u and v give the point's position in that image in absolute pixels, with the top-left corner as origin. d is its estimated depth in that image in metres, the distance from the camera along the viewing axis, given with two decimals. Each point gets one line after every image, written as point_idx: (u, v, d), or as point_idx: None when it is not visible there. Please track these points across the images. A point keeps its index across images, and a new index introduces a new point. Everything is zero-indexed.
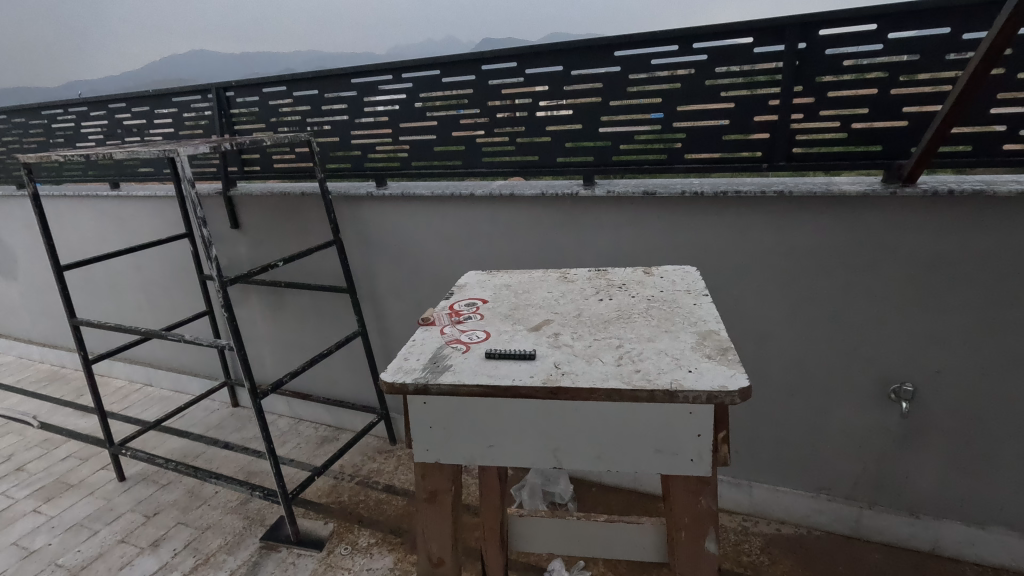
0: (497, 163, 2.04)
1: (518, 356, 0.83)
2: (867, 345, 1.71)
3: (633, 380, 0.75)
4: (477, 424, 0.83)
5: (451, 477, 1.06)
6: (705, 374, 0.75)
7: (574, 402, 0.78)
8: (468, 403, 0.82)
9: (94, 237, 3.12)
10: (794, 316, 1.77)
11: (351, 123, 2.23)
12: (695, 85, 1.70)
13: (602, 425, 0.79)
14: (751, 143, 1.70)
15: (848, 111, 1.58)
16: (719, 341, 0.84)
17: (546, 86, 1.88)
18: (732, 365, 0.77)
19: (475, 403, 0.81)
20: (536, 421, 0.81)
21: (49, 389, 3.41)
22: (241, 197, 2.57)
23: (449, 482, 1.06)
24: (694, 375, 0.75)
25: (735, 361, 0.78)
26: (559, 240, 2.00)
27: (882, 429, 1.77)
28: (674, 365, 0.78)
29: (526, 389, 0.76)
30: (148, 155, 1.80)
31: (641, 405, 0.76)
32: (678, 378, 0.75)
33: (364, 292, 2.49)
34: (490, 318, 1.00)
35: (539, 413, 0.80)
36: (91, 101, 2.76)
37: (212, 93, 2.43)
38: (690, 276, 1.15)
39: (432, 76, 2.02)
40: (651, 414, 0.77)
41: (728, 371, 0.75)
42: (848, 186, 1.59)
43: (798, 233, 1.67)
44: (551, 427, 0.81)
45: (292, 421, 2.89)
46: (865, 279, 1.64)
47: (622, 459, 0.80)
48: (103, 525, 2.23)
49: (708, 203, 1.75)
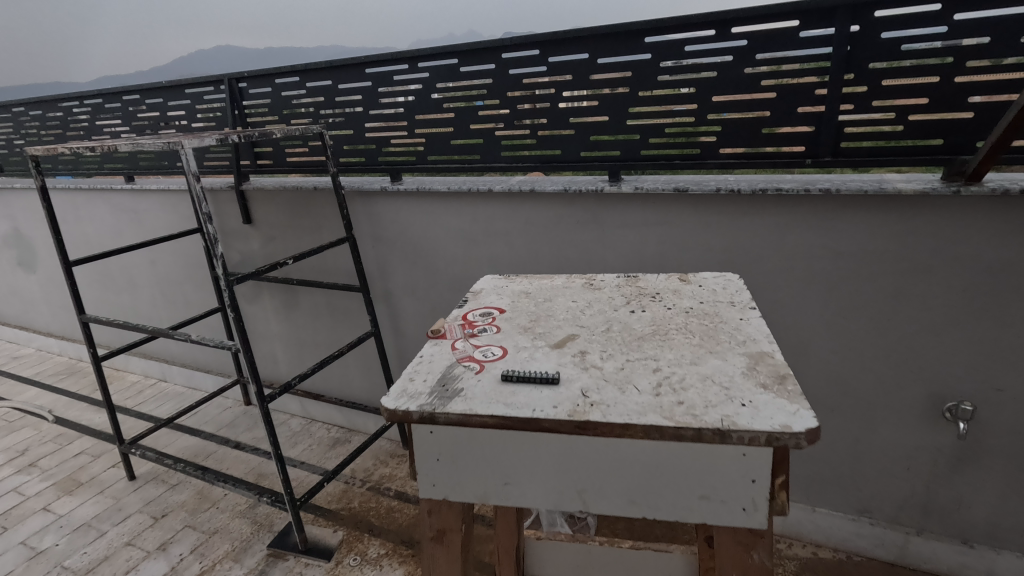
0: (517, 157, 1.93)
1: (542, 380, 0.72)
2: (919, 357, 1.55)
3: (675, 417, 0.63)
4: (487, 456, 0.72)
5: (460, 515, 0.96)
6: (763, 411, 0.63)
7: (600, 439, 0.67)
8: (476, 435, 0.71)
9: (109, 230, 3.09)
10: (836, 326, 1.62)
11: (365, 114, 2.13)
12: (733, 73, 1.57)
13: (632, 465, 0.68)
14: (793, 137, 1.56)
15: (905, 101, 1.43)
16: (773, 367, 0.72)
17: (570, 75, 1.76)
18: (793, 399, 0.65)
19: (484, 435, 0.71)
20: (557, 454, 0.70)
21: (65, 383, 3.41)
22: (253, 192, 2.51)
23: (457, 520, 0.96)
24: (749, 411, 0.63)
25: (796, 392, 0.66)
26: (582, 239, 1.87)
27: (935, 450, 1.61)
28: (724, 397, 0.66)
29: (548, 423, 0.65)
30: (153, 146, 1.71)
31: (683, 445, 0.65)
32: (729, 415, 0.63)
33: (377, 290, 2.40)
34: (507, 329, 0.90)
35: (561, 449, 0.69)
36: (106, 92, 2.72)
37: (225, 84, 2.36)
38: (733, 283, 1.02)
39: (450, 65, 1.91)
40: (696, 454, 0.65)
41: (789, 407, 0.63)
42: (903, 183, 1.43)
43: (844, 235, 1.52)
44: (573, 466, 0.70)
45: (304, 421, 2.83)
46: (920, 286, 1.49)
47: (656, 506, 0.68)
48: (111, 526, 2.19)
49: (745, 202, 1.61)
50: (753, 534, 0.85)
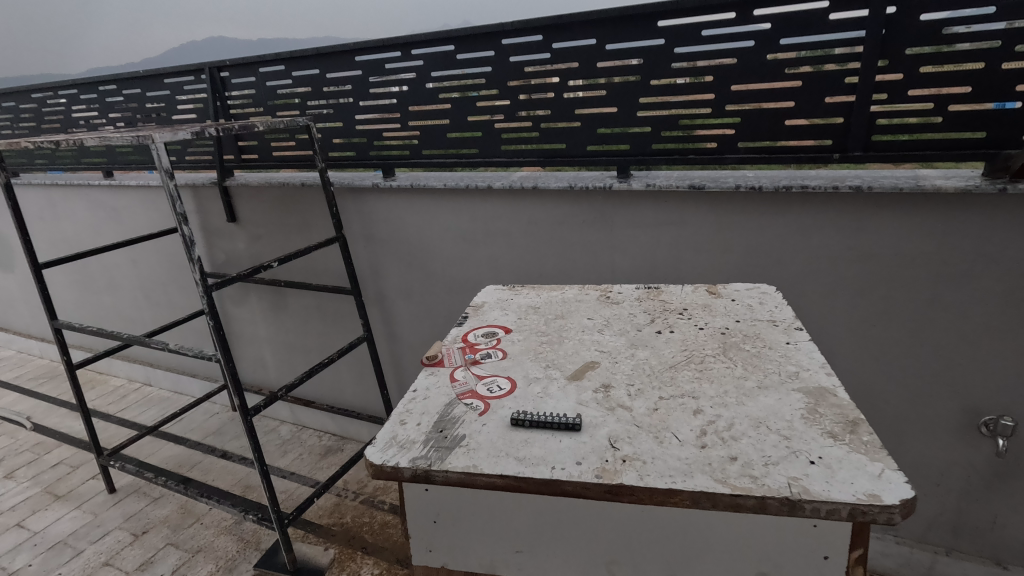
0: (518, 152, 1.80)
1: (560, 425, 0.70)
2: (954, 368, 1.44)
3: (731, 481, 0.59)
4: (485, 520, 0.79)
5: None
6: (842, 475, 0.59)
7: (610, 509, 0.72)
8: (472, 496, 0.78)
9: (88, 228, 2.94)
10: (864, 334, 1.51)
11: (355, 105, 1.99)
12: (754, 60, 1.44)
13: (642, 535, 0.73)
14: (820, 130, 1.44)
15: (945, 90, 1.31)
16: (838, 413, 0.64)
17: (576, 63, 1.63)
18: (874, 456, 0.61)
19: (479, 497, 0.78)
20: (560, 522, 0.75)
21: (45, 387, 3.26)
22: (237, 188, 2.36)
23: None
24: (826, 476, 0.59)
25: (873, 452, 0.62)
26: (588, 239, 1.75)
27: (969, 466, 1.51)
28: (788, 453, 0.63)
29: (577, 488, 0.62)
30: (121, 140, 1.57)
31: (744, 518, 0.68)
32: (799, 478, 0.59)
33: (370, 293, 2.27)
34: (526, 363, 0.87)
35: (567, 517, 0.75)
36: (81, 82, 2.56)
37: (206, 73, 2.20)
38: (769, 298, 1.01)
39: (446, 52, 1.77)
40: (750, 526, 0.69)
41: (873, 470, 0.59)
42: (942, 180, 1.31)
43: (876, 236, 1.40)
44: (581, 534, 0.75)
45: (294, 428, 2.71)
46: (957, 292, 1.37)
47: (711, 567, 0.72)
48: (88, 544, 2.06)
49: (767, 200, 1.48)
50: None
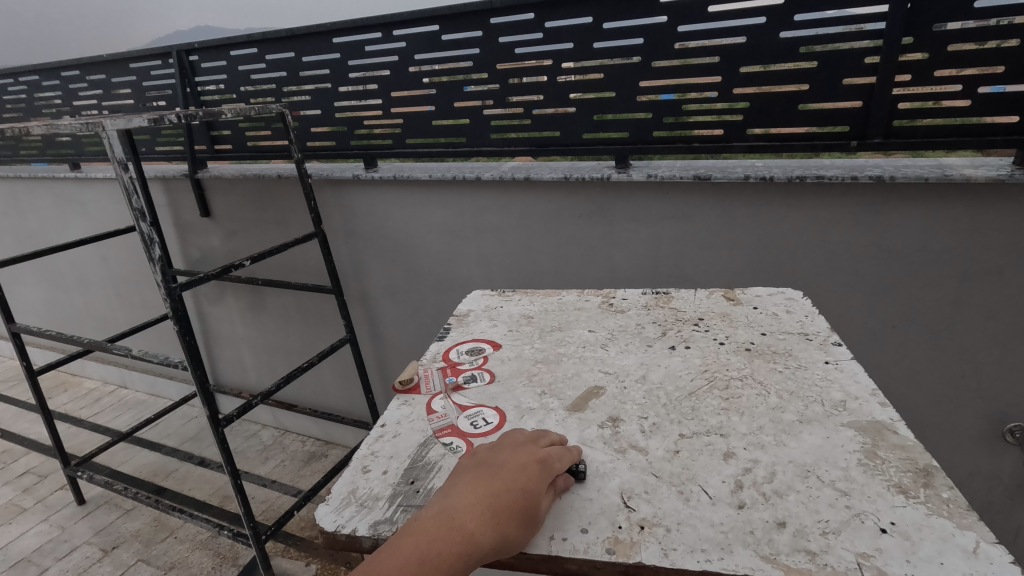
0: (509, 141, 1.68)
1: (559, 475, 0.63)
2: (980, 374, 1.34)
3: (782, 561, 0.51)
4: None
5: None
6: (925, 552, 0.51)
7: None
8: None
9: (55, 224, 2.79)
10: (882, 337, 1.40)
11: (334, 91, 1.85)
12: (765, 39, 1.32)
13: None
14: (836, 116, 1.33)
15: (975, 71, 1.19)
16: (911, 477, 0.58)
17: (571, 44, 1.50)
18: (961, 523, 0.54)
19: None
20: None
21: (15, 391, 3.11)
22: (210, 181, 2.22)
23: None
24: (906, 555, 0.51)
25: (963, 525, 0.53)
26: (585, 236, 1.63)
27: (992, 476, 1.42)
28: (851, 519, 0.55)
29: (586, 569, 0.55)
30: (71, 129, 1.43)
31: None
32: (868, 557, 0.51)
33: (353, 292, 2.15)
34: (520, 391, 0.80)
35: None
36: (43, 68, 2.40)
37: (173, 57, 2.05)
38: (793, 305, 0.97)
39: (430, 33, 1.64)
40: None
41: (967, 547, 0.51)
42: (971, 170, 1.20)
43: (898, 233, 1.29)
44: None
45: (277, 433, 2.59)
46: (986, 293, 1.27)
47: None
48: (53, 562, 1.94)
49: (778, 192, 1.37)
50: None
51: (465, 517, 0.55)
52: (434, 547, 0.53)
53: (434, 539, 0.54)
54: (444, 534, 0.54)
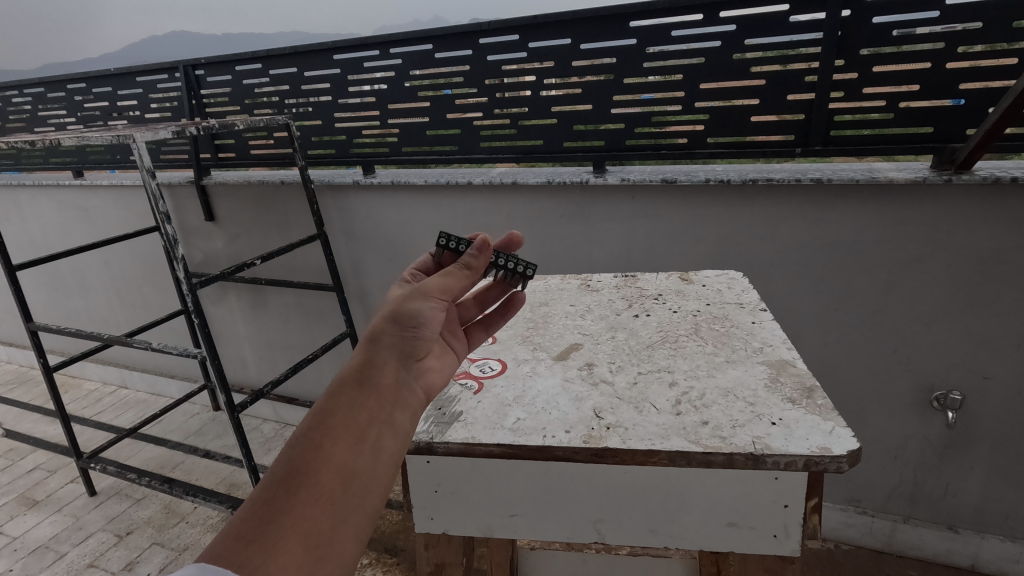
0: (497, 149, 1.85)
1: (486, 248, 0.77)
2: (910, 348, 1.54)
3: (703, 442, 0.70)
4: (481, 486, 0.82)
5: (461, 549, 0.96)
6: (800, 434, 0.70)
7: (593, 467, 0.77)
8: (473, 467, 0.81)
9: (57, 229, 2.88)
10: (826, 317, 1.60)
11: (335, 104, 2.01)
12: (721, 59, 1.51)
13: (625, 496, 0.78)
14: (783, 125, 1.52)
15: (896, 88, 1.40)
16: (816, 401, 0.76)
17: (552, 62, 1.68)
18: (825, 416, 0.73)
19: (481, 468, 0.81)
20: (558, 490, 0.79)
21: (15, 393, 3.18)
22: (214, 187, 2.36)
23: (458, 555, 0.96)
24: (785, 434, 0.70)
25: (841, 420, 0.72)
26: (565, 231, 1.81)
27: (923, 440, 1.63)
28: (752, 415, 0.74)
29: (568, 454, 0.72)
30: (100, 140, 1.56)
31: (706, 481, 0.74)
32: (761, 438, 0.70)
33: (352, 288, 2.30)
34: (517, 349, 0.98)
35: (562, 482, 0.79)
36: (48, 81, 2.51)
37: (180, 71, 2.18)
38: (735, 282, 1.16)
39: (424, 51, 1.81)
40: (719, 490, 0.74)
41: (825, 428, 0.70)
42: (895, 172, 1.41)
43: (834, 225, 1.49)
44: (574, 498, 0.79)
45: (277, 425, 2.72)
46: (908, 274, 1.47)
47: (692, 517, 0.76)
48: (70, 547, 2.05)
49: (733, 192, 1.56)
50: (779, 562, 0.83)
51: (373, 368, 0.53)
52: (353, 417, 0.49)
53: (351, 413, 0.49)
54: (364, 401, 0.50)
